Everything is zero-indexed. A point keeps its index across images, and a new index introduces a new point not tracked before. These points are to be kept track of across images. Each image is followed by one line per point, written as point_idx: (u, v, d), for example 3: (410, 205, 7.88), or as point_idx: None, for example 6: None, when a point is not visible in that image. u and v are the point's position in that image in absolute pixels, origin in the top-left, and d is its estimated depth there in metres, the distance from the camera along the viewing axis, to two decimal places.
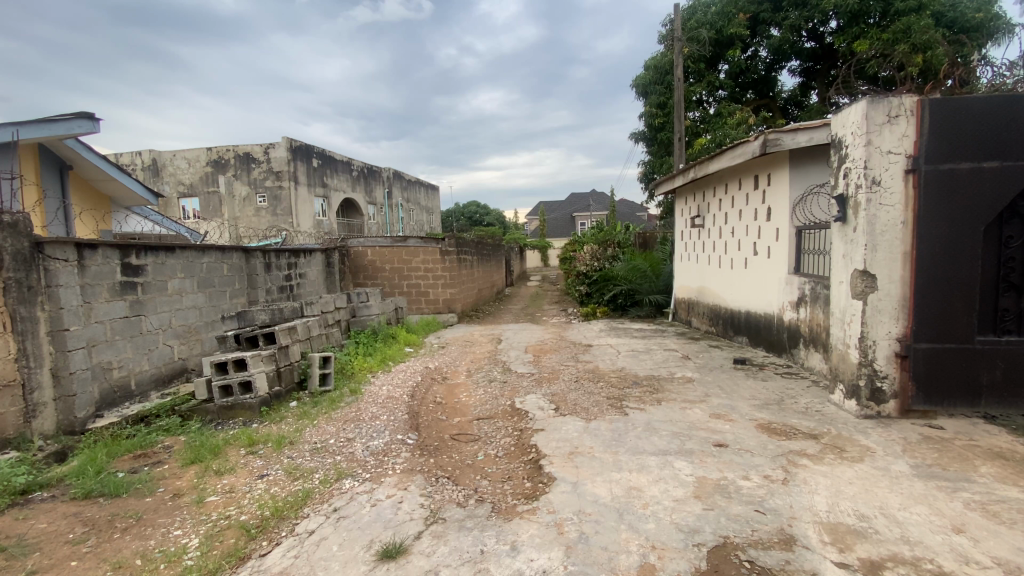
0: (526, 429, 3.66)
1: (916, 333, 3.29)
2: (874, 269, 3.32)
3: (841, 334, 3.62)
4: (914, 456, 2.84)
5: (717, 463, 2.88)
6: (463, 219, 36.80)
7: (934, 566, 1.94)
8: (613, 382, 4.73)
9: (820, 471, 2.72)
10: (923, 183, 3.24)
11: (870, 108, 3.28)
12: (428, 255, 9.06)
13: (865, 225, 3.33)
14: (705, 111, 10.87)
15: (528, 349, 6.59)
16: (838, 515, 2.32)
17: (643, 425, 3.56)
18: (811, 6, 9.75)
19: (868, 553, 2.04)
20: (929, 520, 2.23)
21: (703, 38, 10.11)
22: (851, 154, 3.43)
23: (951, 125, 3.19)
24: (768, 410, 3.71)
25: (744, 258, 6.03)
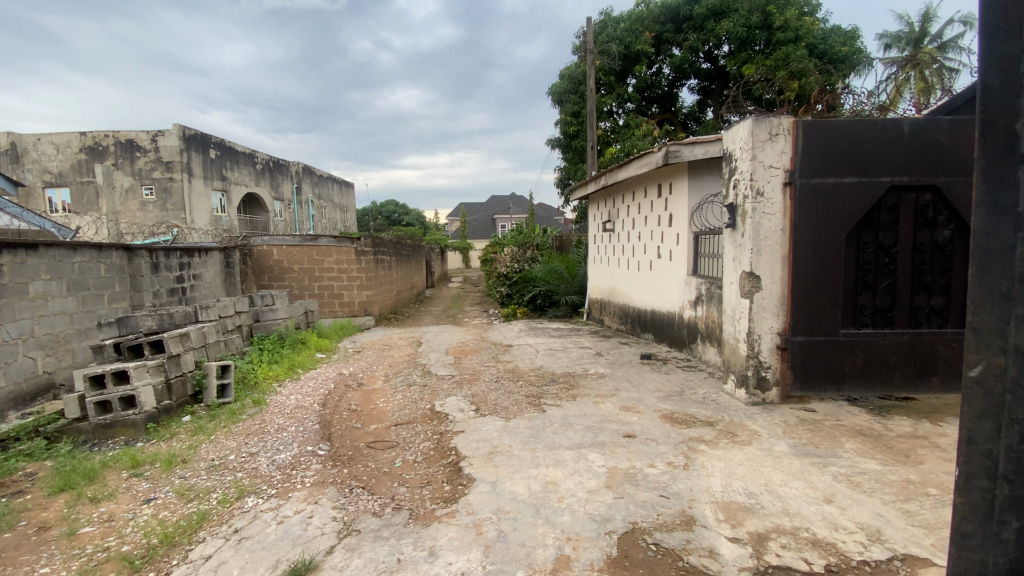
0: (445, 432, 3.63)
1: (792, 327, 3.73)
2: (757, 271, 3.73)
3: (731, 328, 4.01)
4: (792, 436, 3.20)
5: (626, 454, 3.05)
6: (380, 218, 35.64)
7: (809, 534, 2.20)
8: (531, 381, 4.83)
9: (715, 455, 2.97)
10: (797, 195, 3.67)
11: (755, 126, 3.67)
12: (341, 255, 8.65)
13: (750, 231, 3.73)
14: (614, 122, 11.54)
15: (447, 351, 6.52)
16: (730, 494, 2.55)
17: (560, 421, 3.67)
18: (707, 30, 10.54)
19: (756, 527, 2.27)
20: (805, 493, 2.53)
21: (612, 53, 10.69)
22: (739, 167, 3.82)
23: (820, 143, 3.63)
24: (671, 401, 3.99)
25: (649, 260, 6.44)
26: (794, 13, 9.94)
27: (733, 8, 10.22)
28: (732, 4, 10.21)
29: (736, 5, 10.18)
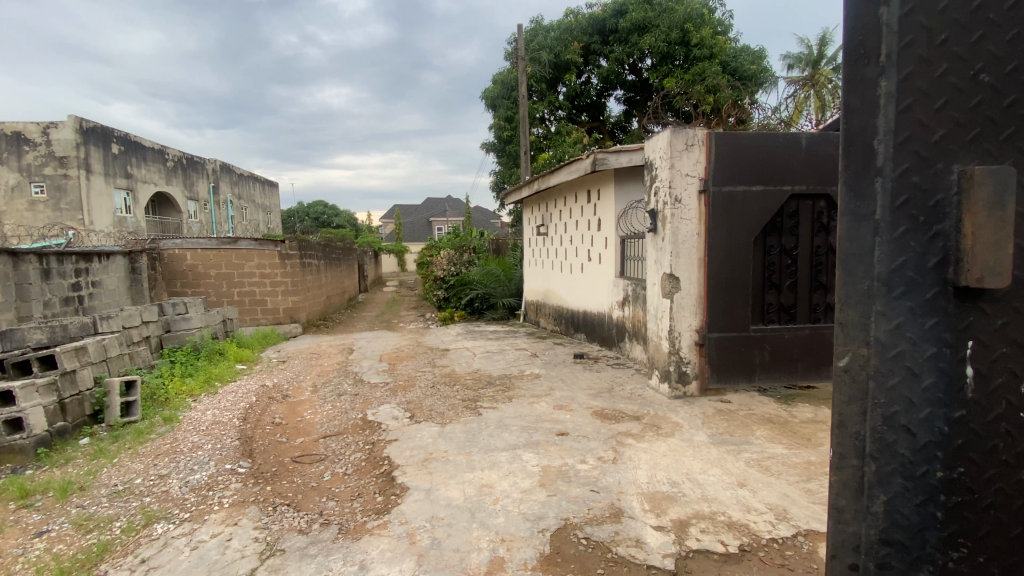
0: (377, 442, 3.53)
1: (708, 325, 4.00)
2: (676, 273, 3.97)
3: (655, 327, 4.22)
4: (710, 426, 3.43)
5: (559, 451, 3.13)
6: (309, 220, 33.99)
7: (725, 517, 2.37)
8: (467, 384, 4.82)
9: (642, 447, 3.12)
10: (711, 202, 3.94)
11: (672, 137, 3.90)
12: (264, 259, 8.19)
13: (670, 235, 3.96)
14: (546, 129, 11.85)
15: (380, 358, 6.35)
16: (655, 484, 2.69)
17: (495, 423, 3.70)
18: (631, 43, 11.03)
19: (679, 514, 2.41)
20: (721, 479, 2.72)
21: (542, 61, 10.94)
22: (659, 175, 4.04)
23: (730, 154, 3.92)
24: (601, 398, 4.14)
25: (580, 263, 6.64)
26: (709, 32, 10.62)
27: (655, 24, 10.78)
28: (654, 20, 10.79)
29: (657, 21, 10.75)
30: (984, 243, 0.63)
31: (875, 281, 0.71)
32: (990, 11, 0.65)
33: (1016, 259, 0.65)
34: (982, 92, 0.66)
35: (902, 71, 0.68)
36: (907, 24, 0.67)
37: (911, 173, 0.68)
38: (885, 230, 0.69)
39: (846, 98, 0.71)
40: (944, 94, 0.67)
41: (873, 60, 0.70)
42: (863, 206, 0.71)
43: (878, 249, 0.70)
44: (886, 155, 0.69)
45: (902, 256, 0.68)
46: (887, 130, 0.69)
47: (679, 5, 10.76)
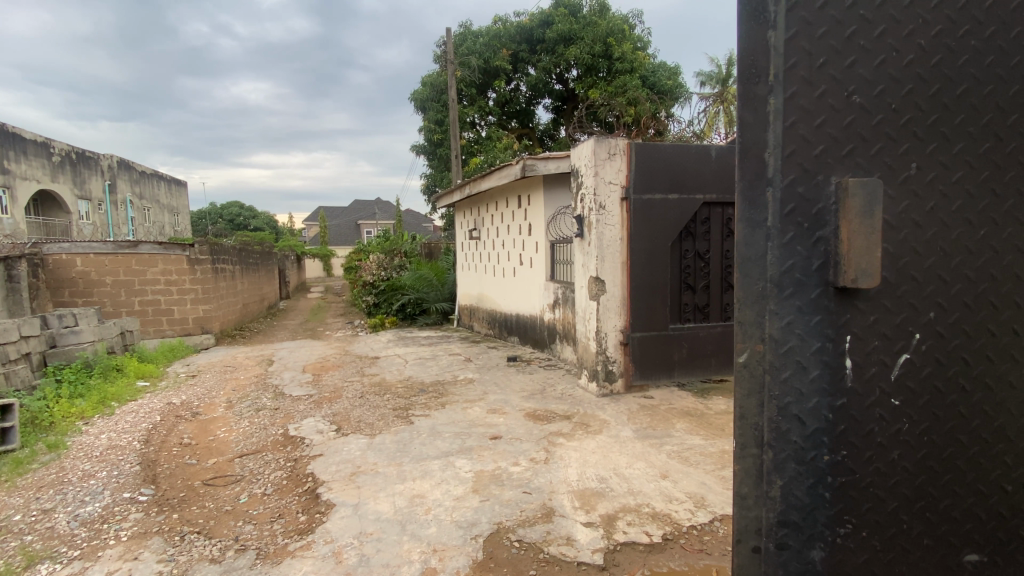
0: (300, 458, 3.34)
1: (631, 325, 4.18)
2: (602, 276, 4.12)
3: (583, 328, 4.34)
4: (635, 422, 3.58)
5: (492, 455, 3.13)
6: (223, 222, 31.57)
7: (649, 508, 2.48)
8: (398, 393, 4.69)
9: (572, 446, 3.20)
10: (632, 208, 4.13)
11: (596, 146, 4.05)
12: (170, 265, 7.50)
13: (595, 240, 4.10)
14: (477, 133, 11.93)
15: (303, 368, 6.00)
16: (584, 481, 2.76)
17: (427, 431, 3.62)
18: (557, 54, 11.31)
19: (607, 509, 2.49)
20: (646, 472, 2.84)
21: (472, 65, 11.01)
22: (585, 182, 4.17)
23: (649, 164, 4.14)
24: (533, 399, 4.19)
25: (512, 267, 6.70)
26: (629, 47, 11.12)
27: (580, 36, 11.16)
28: (579, 33, 11.17)
29: (582, 34, 11.14)
30: (857, 248, 0.71)
31: (768, 283, 0.76)
32: (860, 40, 0.73)
33: (884, 262, 0.74)
34: (855, 111, 0.74)
35: (788, 89, 0.74)
36: (791, 47, 0.73)
37: (796, 185, 0.74)
38: (775, 236, 0.75)
39: (740, 113, 0.77)
40: (823, 113, 0.74)
41: (763, 78, 0.75)
42: (757, 213, 0.77)
43: (770, 253, 0.76)
44: (775, 167, 0.75)
45: (791, 259, 0.75)
46: (775, 144, 0.75)
47: (601, 21, 11.19)
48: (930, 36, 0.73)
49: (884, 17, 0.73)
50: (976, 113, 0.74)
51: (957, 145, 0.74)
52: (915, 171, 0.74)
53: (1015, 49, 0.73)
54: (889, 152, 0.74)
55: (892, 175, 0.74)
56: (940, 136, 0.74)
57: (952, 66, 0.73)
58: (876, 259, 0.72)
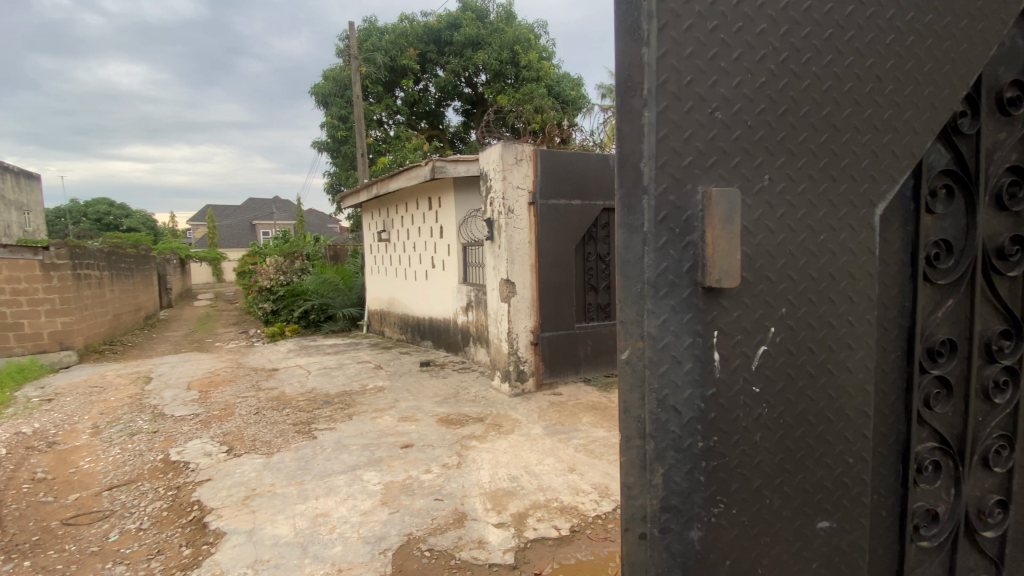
0: (185, 485, 3.00)
1: (540, 325, 4.29)
2: (512, 278, 4.18)
3: (495, 329, 4.37)
4: (545, 419, 3.68)
5: (403, 465, 3.04)
6: (87, 223, 27.54)
7: (558, 503, 2.54)
8: (300, 406, 4.38)
9: (485, 448, 3.21)
10: (539, 212, 4.24)
11: (504, 150, 4.10)
12: (17, 271, 6.39)
13: (505, 243, 4.15)
14: (385, 132, 11.60)
15: (188, 386, 5.40)
16: (496, 482, 2.77)
17: (333, 445, 3.43)
18: (466, 57, 11.30)
19: (518, 507, 2.52)
20: (555, 467, 2.93)
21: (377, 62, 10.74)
22: (493, 186, 4.20)
23: (554, 170, 4.27)
24: (445, 404, 4.14)
25: (424, 270, 6.57)
26: (535, 57, 11.39)
27: (488, 42, 11.25)
28: (487, 38, 11.26)
29: (490, 40, 11.24)
30: (719, 251, 0.79)
31: (646, 284, 0.82)
32: (720, 61, 0.81)
33: (743, 263, 0.82)
34: (716, 127, 0.81)
35: (660, 105, 0.80)
36: (662, 64, 0.79)
37: (668, 194, 0.80)
38: (651, 241, 0.81)
39: (618, 124, 0.82)
40: (690, 127, 0.81)
41: (638, 93, 0.81)
42: (634, 219, 0.82)
43: (646, 257, 0.82)
44: (650, 177, 0.81)
45: (664, 263, 0.81)
46: (650, 156, 0.80)
47: (509, 28, 11.37)
48: (778, 61, 0.82)
49: (741, 42, 0.81)
50: (816, 131, 0.84)
51: (801, 160, 0.84)
52: (768, 182, 0.83)
53: (845, 77, 0.84)
54: (746, 164, 0.82)
55: (748, 186, 0.82)
56: (788, 152, 0.84)
57: (797, 89, 0.83)
58: (734, 261, 0.80)
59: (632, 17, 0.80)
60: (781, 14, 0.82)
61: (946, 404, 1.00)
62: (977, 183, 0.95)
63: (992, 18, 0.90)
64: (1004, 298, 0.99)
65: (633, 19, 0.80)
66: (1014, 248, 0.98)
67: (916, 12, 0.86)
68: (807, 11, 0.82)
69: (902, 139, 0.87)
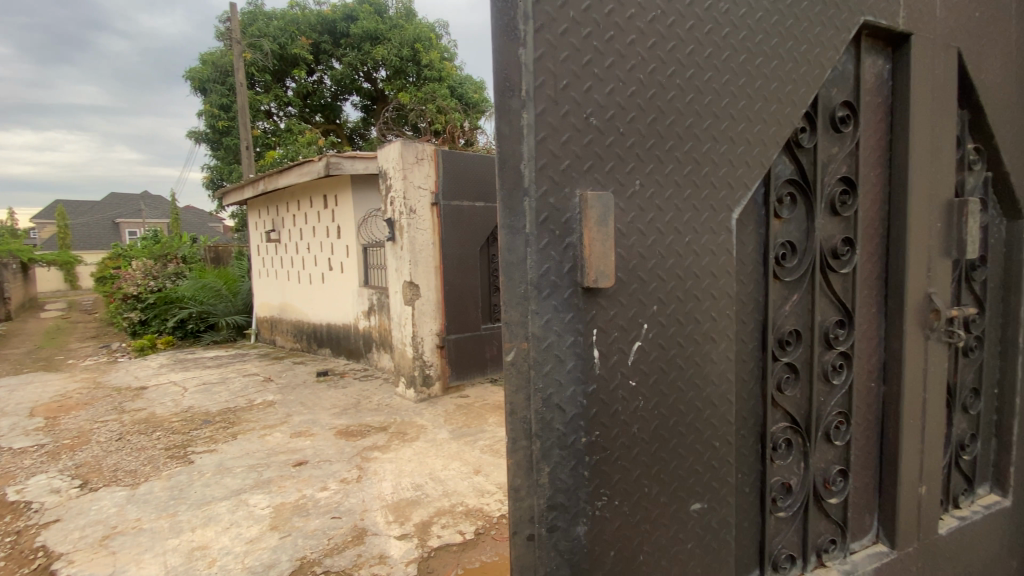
0: (22, 530, 2.52)
1: (446, 328, 4.23)
2: (416, 281, 4.06)
3: (399, 334, 4.21)
4: (451, 423, 3.63)
5: (295, 484, 2.82)
6: None
7: (463, 507, 2.51)
8: (174, 428, 3.90)
9: (387, 458, 3.08)
10: (442, 213, 4.18)
11: (404, 149, 3.98)
12: None
13: (407, 245, 4.02)
14: (274, 124, 10.86)
15: (28, 412, 4.56)
16: (399, 492, 2.67)
17: (214, 469, 3.09)
18: (364, 51, 10.84)
19: (421, 516, 2.44)
20: (460, 470, 2.89)
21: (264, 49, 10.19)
22: (393, 185, 4.06)
23: (456, 171, 4.24)
24: (345, 415, 3.92)
25: (320, 273, 6.18)
26: (436, 56, 11.03)
27: (387, 37, 10.88)
28: (385, 33, 10.88)
29: (389, 35, 10.86)
30: (596, 252, 0.82)
31: (529, 285, 0.82)
32: (595, 68, 0.83)
33: (619, 264, 0.86)
34: (592, 131, 0.84)
35: (537, 107, 0.80)
36: (539, 67, 0.79)
37: (548, 196, 0.81)
38: (533, 242, 0.81)
39: (498, 124, 0.80)
40: (568, 131, 0.82)
41: (516, 93, 0.80)
42: (516, 220, 0.82)
43: (529, 258, 0.82)
44: (530, 177, 0.81)
45: (546, 263, 0.82)
46: (529, 157, 0.80)
47: (409, 25, 11.03)
48: (647, 72, 0.86)
49: (613, 50, 0.84)
50: (680, 140, 0.90)
51: (668, 166, 0.89)
52: (639, 187, 0.87)
53: (705, 91, 0.91)
54: (620, 169, 0.86)
55: (621, 190, 0.86)
56: (656, 159, 0.88)
57: (664, 100, 0.88)
58: (609, 262, 0.83)
59: (508, 16, 0.79)
60: (649, 26, 0.86)
61: (796, 387, 1.12)
62: (815, 191, 1.08)
63: (825, 45, 1.02)
64: (837, 292, 1.13)
65: (509, 18, 0.79)
66: (845, 249, 1.13)
67: (764, 35, 0.95)
68: (671, 27, 0.87)
69: (752, 150, 0.96)
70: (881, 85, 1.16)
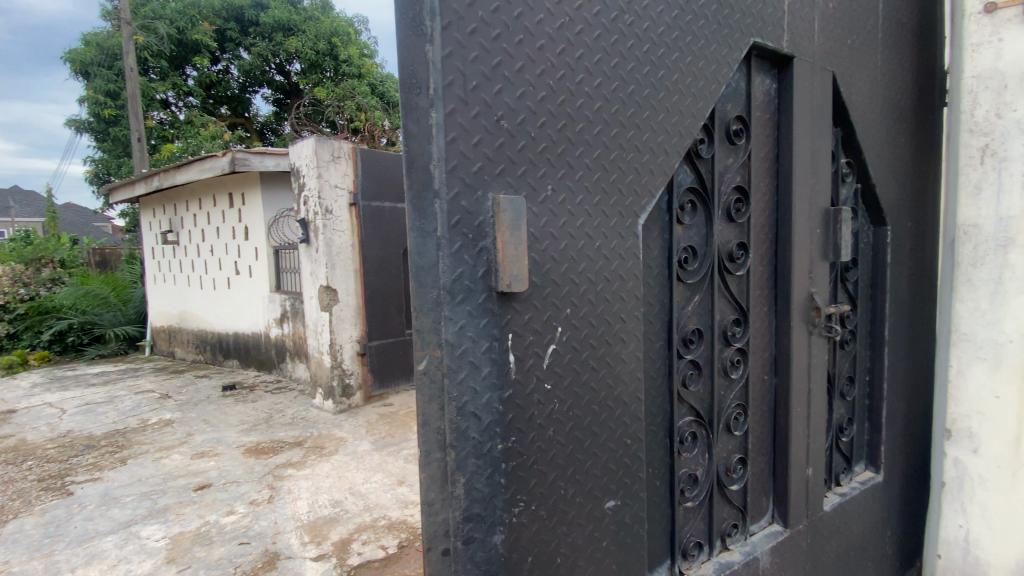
0: None
1: (367, 334, 4.07)
2: (333, 285, 3.87)
3: (315, 343, 3.99)
4: (373, 433, 3.49)
5: (197, 510, 2.57)
6: None
7: (385, 520, 2.42)
8: (48, 456, 3.42)
9: (302, 475, 2.90)
10: (361, 214, 4.02)
11: (318, 145, 3.79)
12: None
13: (323, 247, 3.82)
14: (172, 115, 9.94)
15: None
16: (316, 511, 2.52)
17: (97, 500, 2.74)
18: (275, 42, 10.21)
19: (340, 534, 2.32)
20: (383, 482, 2.79)
21: (159, 32, 9.30)
22: (307, 184, 3.85)
23: (375, 171, 4.11)
24: (255, 431, 3.65)
25: (225, 278, 5.71)
26: (355, 52, 10.44)
27: (301, 29, 10.29)
28: (300, 25, 10.29)
29: (303, 27, 10.27)
30: (509, 257, 0.81)
31: (441, 290, 0.80)
32: (504, 70, 0.82)
33: (532, 268, 0.86)
34: (504, 135, 0.83)
35: (446, 106, 0.78)
36: (448, 65, 0.78)
37: (459, 198, 0.80)
38: (445, 246, 0.79)
39: (405, 123, 0.77)
40: (478, 133, 0.81)
41: (424, 91, 0.77)
42: (426, 224, 0.79)
43: (441, 262, 0.79)
44: (440, 179, 0.79)
45: (459, 268, 0.80)
46: (439, 158, 0.78)
47: (326, 18, 10.50)
48: (557, 78, 0.87)
49: (523, 54, 0.84)
50: (590, 147, 0.92)
51: (579, 173, 0.91)
52: (551, 192, 0.88)
53: (612, 100, 0.94)
54: (531, 173, 0.86)
55: (534, 194, 0.86)
56: (566, 164, 0.89)
57: (573, 106, 0.89)
58: (523, 266, 0.83)
59: (414, 10, 0.77)
60: (558, 33, 0.87)
61: (700, 382, 1.19)
62: (713, 199, 1.15)
63: (719, 62, 1.09)
64: (735, 293, 1.22)
65: (415, 12, 0.76)
66: (740, 253, 1.22)
67: (665, 49, 1.00)
68: (579, 35, 0.89)
69: (657, 159, 1.00)
70: (769, 102, 1.26)
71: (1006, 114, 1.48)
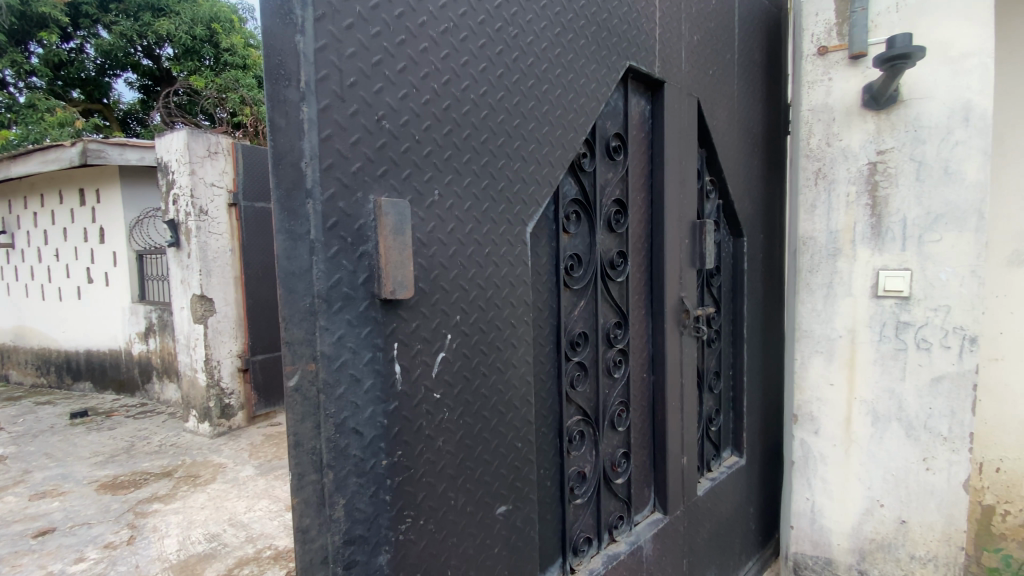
0: None
1: (250, 348, 3.74)
2: (209, 293, 3.51)
3: (188, 359, 3.59)
4: (257, 457, 3.20)
5: (34, 561, 2.17)
6: None
7: (270, 551, 2.22)
8: None
9: (172, 509, 2.58)
10: (243, 216, 3.70)
11: (191, 139, 3.42)
12: None
13: (197, 252, 3.45)
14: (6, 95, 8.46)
15: None
16: (188, 548, 2.25)
17: None
18: (142, 22, 9.07)
19: (217, 570, 2.08)
20: (268, 510, 2.57)
21: None
22: (178, 181, 3.45)
23: (259, 170, 3.81)
24: (113, 463, 3.18)
25: (74, 287, 4.94)
26: (240, 41, 9.46)
27: (174, 10, 9.22)
28: (172, 6, 9.22)
29: (177, 8, 9.20)
30: (392, 263, 0.79)
31: (316, 298, 0.75)
32: (385, 69, 0.80)
33: (418, 274, 0.84)
34: (385, 136, 0.80)
35: (320, 101, 0.74)
36: (321, 58, 0.74)
37: (336, 199, 0.76)
38: (319, 250, 0.75)
39: (272, 116, 0.72)
40: (357, 132, 0.78)
41: (293, 83, 0.73)
42: (297, 226, 0.74)
43: (315, 267, 0.75)
44: (314, 179, 0.74)
45: (337, 274, 0.76)
46: (311, 156, 0.74)
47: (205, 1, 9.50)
48: (441, 82, 0.87)
49: (405, 55, 0.82)
50: (477, 154, 0.92)
51: (466, 179, 0.91)
52: (437, 198, 0.87)
53: (497, 109, 0.95)
54: (417, 178, 0.84)
55: (419, 199, 0.85)
56: (453, 170, 0.89)
57: (458, 113, 0.89)
58: (407, 272, 0.81)
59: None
60: (441, 37, 0.87)
61: (586, 382, 1.24)
62: (595, 210, 1.22)
63: (598, 81, 1.16)
64: (616, 297, 1.30)
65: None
66: (619, 260, 1.30)
67: (547, 64, 1.05)
68: (464, 41, 0.90)
69: (542, 170, 1.04)
70: (644, 121, 1.37)
71: (834, 143, 1.75)
